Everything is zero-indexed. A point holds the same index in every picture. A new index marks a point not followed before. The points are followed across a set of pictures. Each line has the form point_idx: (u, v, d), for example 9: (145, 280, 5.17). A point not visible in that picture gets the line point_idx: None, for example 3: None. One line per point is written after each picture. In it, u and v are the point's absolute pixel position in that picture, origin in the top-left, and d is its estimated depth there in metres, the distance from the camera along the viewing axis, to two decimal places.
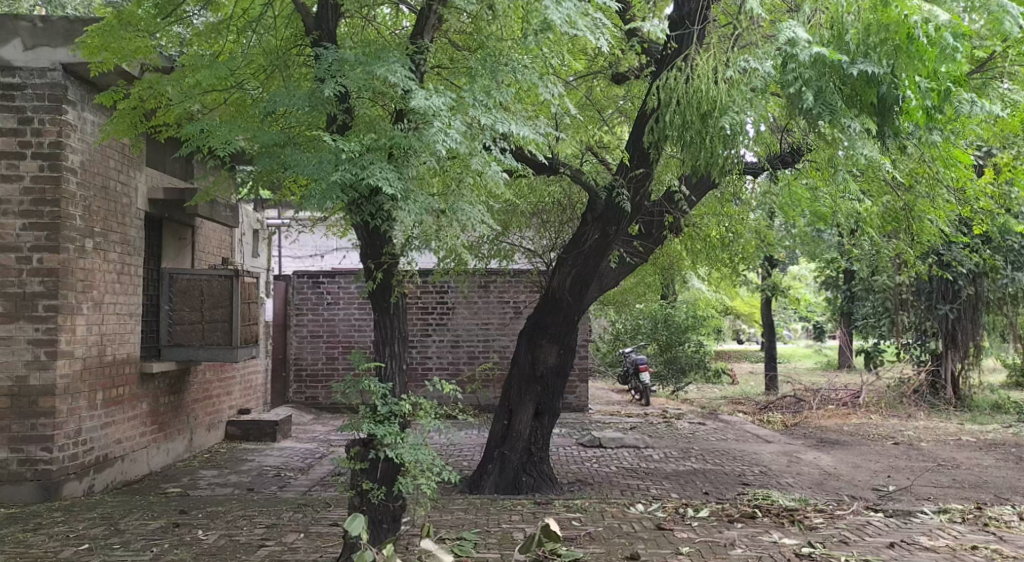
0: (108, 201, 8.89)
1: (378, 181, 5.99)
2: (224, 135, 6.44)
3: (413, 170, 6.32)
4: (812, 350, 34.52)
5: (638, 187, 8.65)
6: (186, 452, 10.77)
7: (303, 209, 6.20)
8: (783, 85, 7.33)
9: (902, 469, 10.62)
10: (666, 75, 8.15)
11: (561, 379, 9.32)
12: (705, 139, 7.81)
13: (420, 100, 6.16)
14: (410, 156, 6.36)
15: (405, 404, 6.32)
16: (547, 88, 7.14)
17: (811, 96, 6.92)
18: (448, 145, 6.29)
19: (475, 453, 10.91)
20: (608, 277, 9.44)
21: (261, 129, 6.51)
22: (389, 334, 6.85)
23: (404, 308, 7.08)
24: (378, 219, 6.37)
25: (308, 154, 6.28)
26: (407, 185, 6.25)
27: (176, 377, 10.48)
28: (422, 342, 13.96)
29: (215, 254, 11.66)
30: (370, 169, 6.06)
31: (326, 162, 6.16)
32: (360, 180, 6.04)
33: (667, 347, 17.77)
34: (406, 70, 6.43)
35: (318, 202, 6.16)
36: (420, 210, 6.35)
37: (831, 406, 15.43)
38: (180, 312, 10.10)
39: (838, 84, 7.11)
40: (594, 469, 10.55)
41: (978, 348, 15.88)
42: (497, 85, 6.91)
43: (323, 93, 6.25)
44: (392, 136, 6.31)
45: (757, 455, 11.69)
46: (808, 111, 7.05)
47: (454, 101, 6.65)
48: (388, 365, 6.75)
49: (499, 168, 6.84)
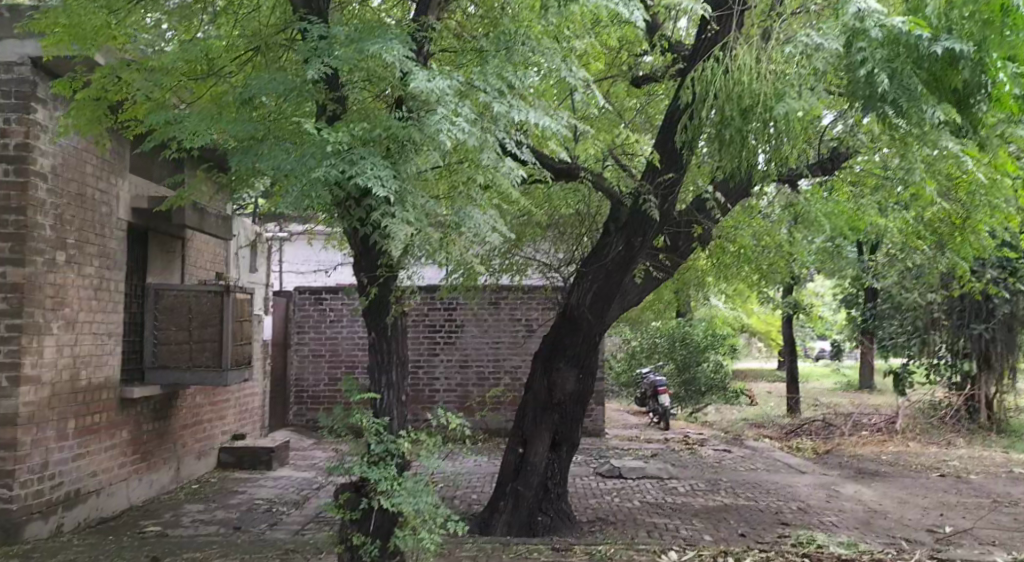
0: (84, 208, 8.08)
1: (369, 180, 5.20)
2: (193, 129, 5.70)
3: (412, 167, 5.50)
4: (830, 368, 33.48)
5: (667, 193, 7.87)
6: (173, 483, 9.90)
7: (278, 209, 5.39)
8: (849, 71, 6.79)
9: (956, 507, 9.91)
10: (702, 66, 7.37)
11: (581, 406, 8.38)
12: (745, 137, 7.05)
13: (421, 82, 5.39)
14: (410, 152, 5.55)
15: (402, 442, 5.73)
16: (574, 76, 6.35)
17: (886, 80, 6.38)
18: (455, 136, 5.48)
19: (485, 484, 10.01)
20: (631, 295, 8.51)
21: (238, 121, 5.76)
22: (386, 358, 6.30)
23: (403, 330, 6.46)
24: (370, 225, 5.61)
25: (291, 149, 5.53)
26: (404, 184, 5.44)
27: (161, 402, 9.63)
28: (429, 362, 13.11)
29: (208, 269, 10.83)
30: (359, 165, 5.28)
31: (312, 155, 5.39)
32: (347, 176, 5.24)
33: (685, 367, 16.90)
34: (405, 49, 5.66)
35: (295, 202, 5.37)
36: (419, 215, 5.51)
37: (865, 431, 14.47)
38: (166, 331, 9.32)
39: (914, 68, 6.53)
40: (615, 503, 9.66)
41: (1016, 371, 15.05)
42: (512, 66, 6.18)
43: (307, 74, 5.50)
44: (388, 127, 5.54)
45: (793, 489, 10.82)
46: (881, 97, 6.52)
47: (462, 85, 5.90)
48: (385, 396, 6.21)
49: (515, 166, 6.05)
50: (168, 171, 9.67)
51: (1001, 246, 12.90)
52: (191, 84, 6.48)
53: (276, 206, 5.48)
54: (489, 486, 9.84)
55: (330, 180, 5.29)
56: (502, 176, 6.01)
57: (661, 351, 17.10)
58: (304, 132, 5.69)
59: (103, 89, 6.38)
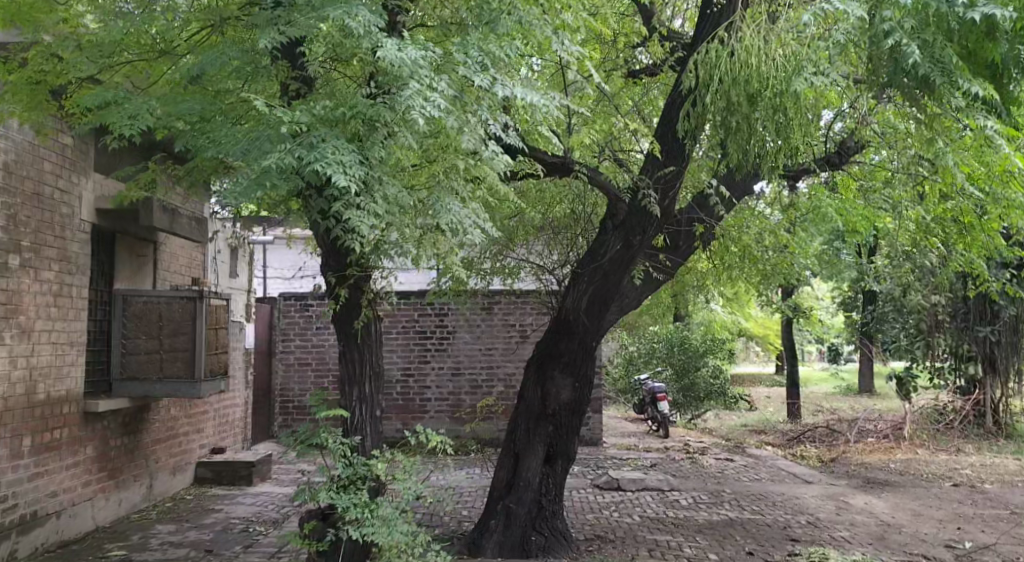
0: (41, 208, 7.52)
1: (326, 167, 5.04)
2: (135, 113, 5.92)
3: (380, 152, 5.38)
4: (827, 372, 32.86)
5: (666, 189, 7.34)
6: (145, 501, 9.31)
7: (227, 196, 5.31)
8: (871, 45, 6.29)
9: (972, 519, 9.41)
10: (706, 47, 6.93)
11: (578, 417, 7.80)
12: (754, 126, 6.72)
13: (389, 52, 5.27)
14: (377, 137, 5.41)
15: (375, 465, 5.69)
16: (564, 49, 6.37)
17: (917, 50, 5.85)
18: (428, 114, 5.29)
19: (477, 499, 9.45)
20: (629, 298, 8.00)
21: (186, 103, 5.95)
22: (357, 371, 6.37)
23: (376, 337, 6.49)
24: (332, 218, 5.47)
25: (243, 135, 5.52)
26: (370, 171, 5.30)
27: (131, 416, 9.05)
28: (420, 370, 12.54)
29: (184, 274, 10.27)
30: (318, 150, 5.15)
31: (269, 141, 5.37)
32: (303, 162, 5.13)
33: (684, 373, 16.26)
34: (373, 16, 5.54)
35: (245, 190, 5.27)
36: (385, 204, 5.32)
37: (870, 438, 13.85)
38: (135, 340, 8.77)
39: (947, 38, 6.05)
40: (615, 519, 9.12)
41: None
42: (496, 39, 6.05)
43: (260, 45, 5.53)
44: (354, 106, 5.41)
45: (801, 501, 10.27)
46: (909, 69, 6.02)
47: (438, 58, 5.79)
48: (355, 413, 6.29)
49: (500, 150, 5.81)
50: (139, 156, 8.97)
51: (1010, 244, 12.35)
52: (146, 67, 6.59)
53: (228, 193, 5.41)
54: (482, 501, 9.27)
55: (283, 167, 5.18)
56: (488, 163, 5.78)
57: (659, 357, 16.49)
58: (259, 118, 5.72)
59: (41, 72, 6.32)
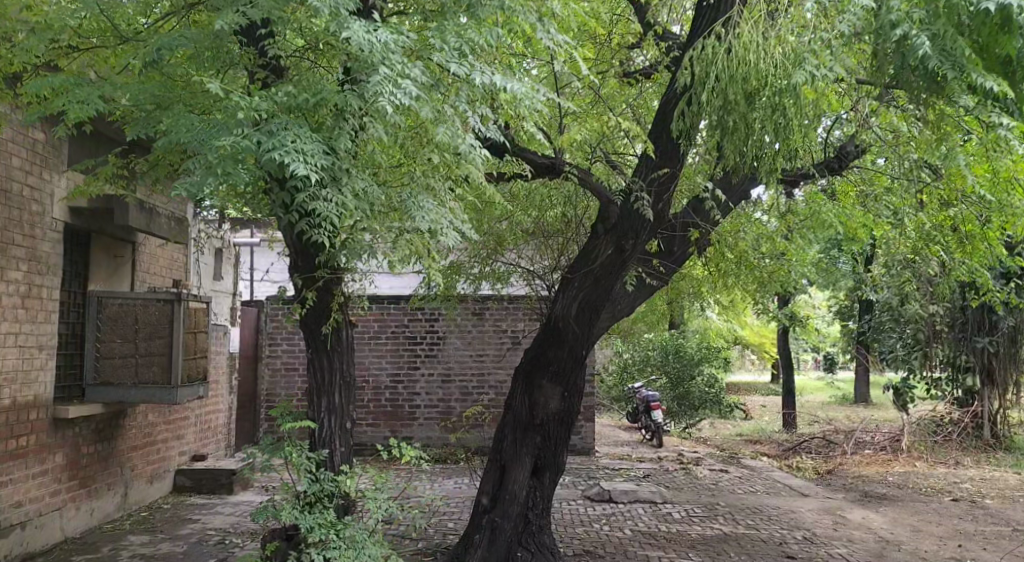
0: (9, 205, 7.23)
1: (281, 154, 5.11)
2: (84, 99, 5.95)
3: (346, 142, 5.46)
4: (823, 381, 32.58)
5: (660, 192, 7.05)
6: (120, 511, 8.98)
7: (178, 185, 5.37)
8: (878, 37, 6.08)
9: (973, 536, 9.15)
10: (701, 43, 6.65)
11: (566, 428, 7.50)
12: (752, 125, 6.47)
13: (355, 33, 5.33)
14: (341, 128, 5.49)
15: (337, 479, 6.07)
16: (550, 37, 6.24)
17: (927, 42, 5.60)
18: (396, 100, 5.37)
19: (464, 510, 9.13)
20: (621, 305, 7.74)
21: (142, 89, 6.01)
22: (324, 379, 6.63)
23: (345, 341, 6.77)
24: (294, 211, 5.58)
25: (197, 119, 5.54)
26: (336, 161, 5.42)
27: (106, 421, 8.74)
28: (409, 376, 12.21)
29: (165, 276, 9.96)
30: (277, 138, 5.23)
31: (225, 127, 5.38)
32: (262, 149, 5.21)
33: (678, 382, 15.96)
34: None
35: (199, 180, 5.31)
36: (347, 196, 5.40)
37: (868, 450, 13.56)
38: (109, 344, 8.45)
39: (959, 31, 5.77)
40: (605, 533, 8.80)
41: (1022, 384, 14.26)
42: (477, 25, 6.03)
43: (218, 27, 5.52)
44: (317, 93, 5.50)
45: (797, 515, 9.97)
46: (919, 62, 5.74)
47: (413, 43, 5.87)
48: (323, 426, 6.59)
49: (479, 144, 5.84)
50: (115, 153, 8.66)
51: (1011, 254, 12.07)
52: (94, 53, 6.66)
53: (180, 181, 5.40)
54: (469, 512, 8.96)
55: (238, 151, 5.24)
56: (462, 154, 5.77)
57: (654, 365, 16.21)
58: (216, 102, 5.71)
59: None
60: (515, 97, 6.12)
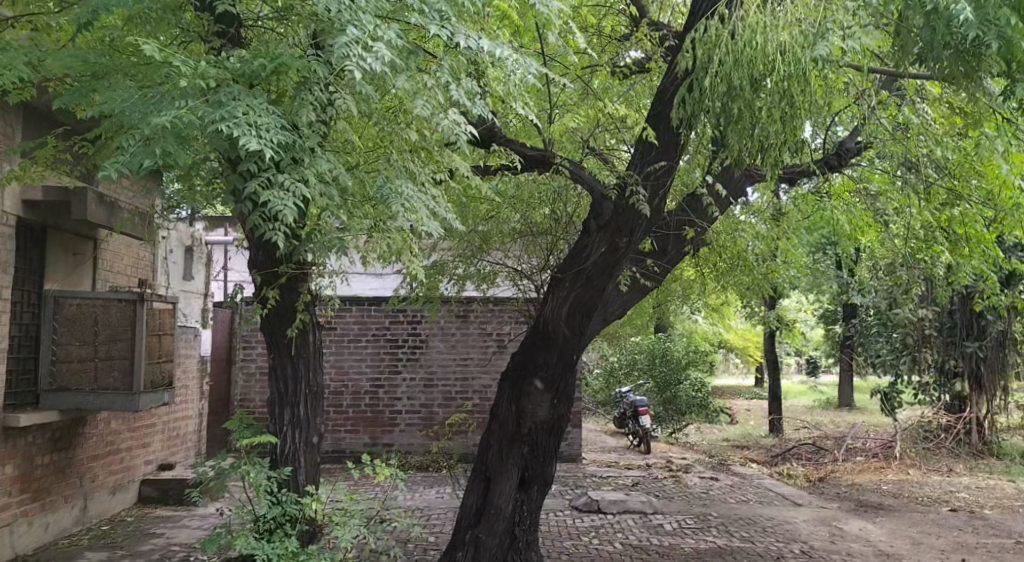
0: None
1: (231, 129, 4.72)
2: (7, 65, 5.60)
3: (308, 116, 5.06)
4: (805, 386, 32.22)
5: (656, 187, 6.62)
6: (78, 524, 8.42)
7: (109, 165, 4.92)
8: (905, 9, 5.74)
9: (976, 550, 8.74)
10: (701, 26, 6.35)
11: (555, 438, 7.02)
12: (759, 110, 6.05)
13: None
14: (303, 102, 5.10)
15: (300, 500, 5.79)
16: (545, 5, 5.89)
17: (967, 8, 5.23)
18: (366, 65, 4.97)
19: (446, 522, 8.62)
20: (613, 307, 7.25)
21: (73, 53, 5.65)
22: (289, 387, 6.22)
23: (311, 344, 6.33)
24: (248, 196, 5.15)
25: (138, 89, 5.23)
26: (294, 140, 5.00)
27: (63, 430, 8.18)
28: (390, 380, 11.71)
29: (130, 276, 9.41)
30: (227, 109, 4.87)
31: (167, 98, 5.03)
32: (206, 121, 4.83)
33: (666, 386, 15.39)
34: None
35: (134, 156, 4.92)
36: (305, 179, 4.99)
37: (859, 455, 13.01)
38: (66, 347, 7.92)
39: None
40: (594, 547, 8.33)
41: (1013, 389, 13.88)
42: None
43: None
44: (276, 58, 5.11)
45: (792, 527, 9.53)
46: (948, 30, 5.49)
47: (390, 9, 5.51)
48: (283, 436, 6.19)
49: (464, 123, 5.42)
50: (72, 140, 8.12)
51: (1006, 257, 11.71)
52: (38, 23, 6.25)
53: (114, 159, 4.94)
54: (451, 526, 8.46)
55: (178, 126, 4.87)
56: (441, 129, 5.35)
57: (640, 369, 15.76)
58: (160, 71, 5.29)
59: None
60: (503, 73, 5.82)
